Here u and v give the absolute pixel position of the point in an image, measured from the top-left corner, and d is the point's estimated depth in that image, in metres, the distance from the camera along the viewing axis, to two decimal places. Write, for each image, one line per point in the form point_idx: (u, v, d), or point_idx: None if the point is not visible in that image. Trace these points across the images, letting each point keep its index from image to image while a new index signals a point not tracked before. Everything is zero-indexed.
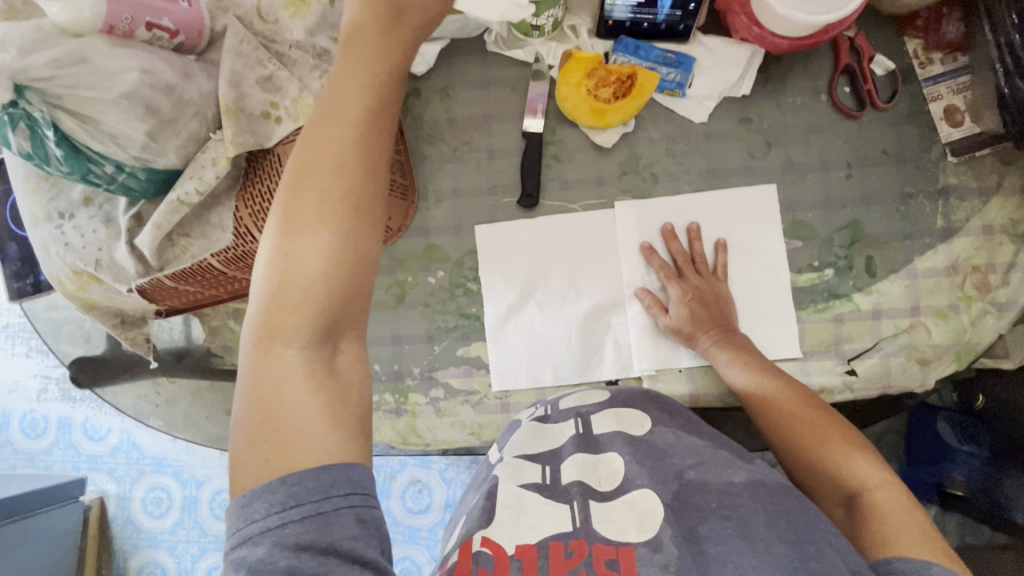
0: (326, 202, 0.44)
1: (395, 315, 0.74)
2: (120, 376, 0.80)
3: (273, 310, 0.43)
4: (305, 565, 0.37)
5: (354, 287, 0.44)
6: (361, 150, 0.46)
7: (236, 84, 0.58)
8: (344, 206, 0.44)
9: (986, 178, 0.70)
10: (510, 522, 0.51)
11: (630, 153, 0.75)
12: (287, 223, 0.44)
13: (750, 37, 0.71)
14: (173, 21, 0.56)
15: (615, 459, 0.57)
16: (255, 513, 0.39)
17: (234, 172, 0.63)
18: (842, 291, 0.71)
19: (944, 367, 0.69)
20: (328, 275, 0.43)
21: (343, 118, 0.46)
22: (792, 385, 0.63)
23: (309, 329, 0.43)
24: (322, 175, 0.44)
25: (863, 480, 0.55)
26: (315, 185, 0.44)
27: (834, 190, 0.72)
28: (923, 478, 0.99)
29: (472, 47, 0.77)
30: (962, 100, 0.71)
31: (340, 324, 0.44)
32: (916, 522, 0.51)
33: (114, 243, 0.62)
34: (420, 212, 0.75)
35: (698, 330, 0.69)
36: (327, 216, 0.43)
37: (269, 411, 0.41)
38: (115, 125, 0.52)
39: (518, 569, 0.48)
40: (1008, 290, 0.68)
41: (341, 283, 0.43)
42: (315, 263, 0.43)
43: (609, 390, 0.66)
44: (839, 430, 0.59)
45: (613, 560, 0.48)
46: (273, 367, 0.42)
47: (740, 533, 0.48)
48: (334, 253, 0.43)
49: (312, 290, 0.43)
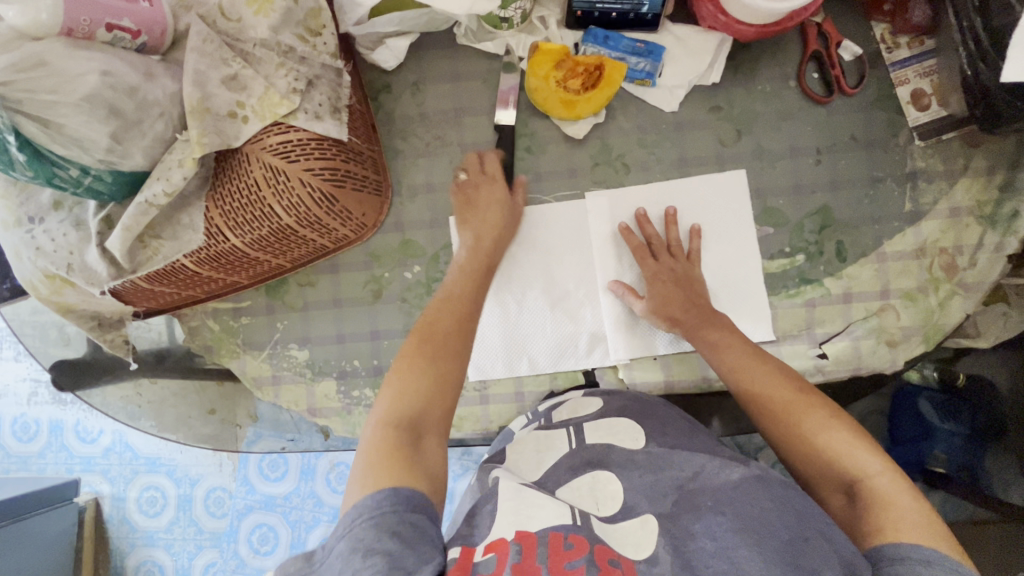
0: (448, 340, 0.59)
1: (373, 311, 0.76)
2: (101, 377, 0.80)
3: (396, 404, 0.54)
4: (356, 561, 0.43)
5: (446, 383, 0.57)
6: (474, 295, 0.64)
7: (200, 84, 0.58)
8: (452, 328, 0.60)
9: (953, 161, 0.71)
10: (510, 513, 0.50)
11: (602, 145, 0.75)
12: (415, 349, 0.58)
13: (716, 25, 0.71)
14: (134, 21, 0.55)
15: (614, 482, 0.56)
16: (338, 529, 0.46)
17: (203, 173, 0.63)
18: (813, 276, 0.72)
19: (913, 348, 0.70)
20: (434, 375, 0.57)
21: (460, 273, 0.67)
22: (780, 370, 0.62)
23: (410, 413, 0.54)
24: (445, 321, 0.61)
25: (864, 468, 0.53)
26: (435, 316, 0.61)
27: (804, 176, 0.73)
28: (906, 458, 0.98)
29: (442, 40, 0.77)
30: (928, 84, 0.72)
31: (431, 419, 0.55)
32: (920, 508, 0.49)
33: (85, 246, 0.62)
34: (394, 208, 0.76)
35: (674, 319, 0.69)
36: (446, 347, 0.59)
37: (371, 457, 0.50)
38: (77, 128, 0.52)
39: (518, 553, 0.45)
40: (974, 272, 0.69)
41: (437, 379, 0.56)
42: (427, 365, 0.57)
43: (600, 398, 0.67)
44: (833, 417, 0.57)
45: (615, 559, 0.45)
46: (386, 440, 0.51)
47: (736, 528, 0.46)
48: (441, 357, 0.58)
49: (422, 380, 0.56)
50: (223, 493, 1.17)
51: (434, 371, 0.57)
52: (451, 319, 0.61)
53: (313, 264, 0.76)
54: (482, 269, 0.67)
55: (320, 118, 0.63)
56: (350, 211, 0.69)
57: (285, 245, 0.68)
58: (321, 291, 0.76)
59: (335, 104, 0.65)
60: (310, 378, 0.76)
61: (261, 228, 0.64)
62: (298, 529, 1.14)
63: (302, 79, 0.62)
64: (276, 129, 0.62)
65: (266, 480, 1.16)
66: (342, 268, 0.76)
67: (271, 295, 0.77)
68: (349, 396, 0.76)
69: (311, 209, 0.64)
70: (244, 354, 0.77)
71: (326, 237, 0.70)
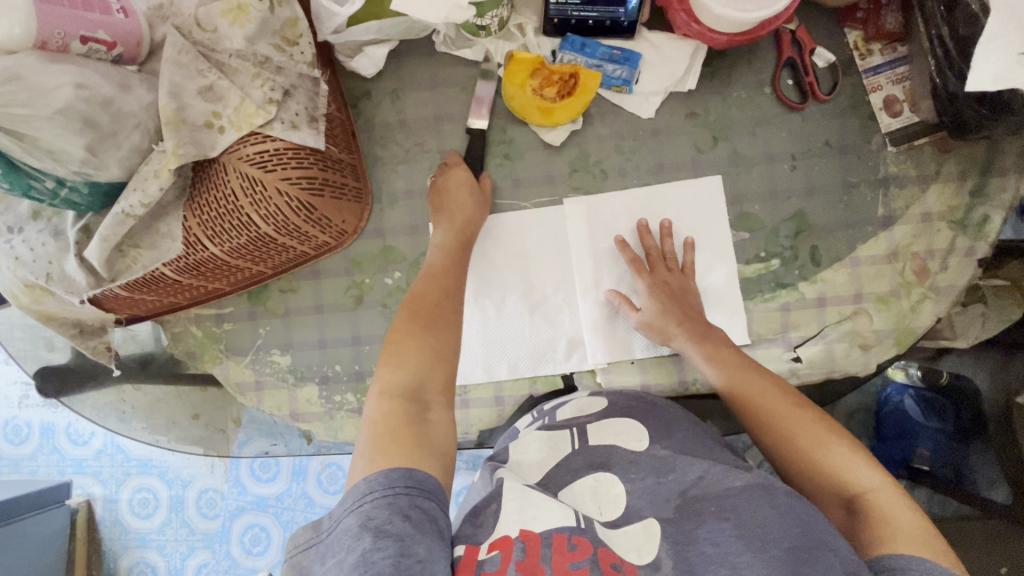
0: (437, 308, 0.61)
1: (355, 317, 0.77)
2: (85, 383, 0.81)
3: (397, 376, 0.55)
4: (367, 539, 0.43)
5: (443, 350, 0.58)
6: (457, 267, 0.67)
7: (176, 95, 0.58)
8: (439, 300, 0.62)
9: (925, 166, 0.72)
10: (515, 511, 0.50)
11: (579, 151, 0.76)
12: (408, 321, 0.59)
13: (690, 33, 0.72)
14: (109, 33, 0.55)
15: (616, 484, 0.56)
16: (347, 503, 0.46)
17: (180, 183, 0.64)
18: (788, 280, 0.73)
19: (886, 351, 0.71)
20: (430, 344, 0.58)
21: (441, 249, 0.69)
22: (777, 384, 0.62)
23: (411, 382, 0.55)
24: (435, 293, 0.63)
25: (862, 482, 0.54)
26: (420, 292, 0.63)
27: (779, 182, 0.74)
28: (891, 456, 0.99)
29: (421, 47, 0.77)
30: (900, 90, 0.73)
31: (432, 388, 0.56)
32: (918, 521, 0.50)
33: (64, 255, 0.63)
34: (375, 214, 0.76)
35: (669, 331, 0.69)
36: (438, 315, 0.60)
37: (376, 431, 0.51)
38: (51, 140, 0.52)
39: (522, 551, 0.46)
40: (946, 275, 0.70)
41: (433, 348, 0.58)
42: (423, 335, 0.58)
43: (606, 398, 0.67)
44: (832, 432, 0.57)
45: (618, 564, 0.46)
46: (392, 414, 0.52)
47: (738, 534, 0.46)
48: (435, 325, 0.59)
49: (419, 349, 0.57)
50: (214, 494, 1.18)
51: (430, 343, 0.58)
52: (437, 290, 0.63)
53: (295, 271, 0.76)
54: (462, 243, 0.70)
55: (297, 127, 0.64)
56: (330, 218, 0.69)
57: (265, 253, 0.69)
58: (302, 297, 0.77)
59: (312, 113, 0.66)
60: (292, 383, 0.77)
61: (240, 237, 0.65)
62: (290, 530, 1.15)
63: (278, 89, 0.63)
64: (253, 139, 0.62)
65: (258, 481, 1.16)
66: (323, 274, 0.77)
67: (253, 301, 0.78)
68: (332, 401, 0.76)
69: (289, 218, 0.65)
70: (227, 360, 0.78)
71: (306, 244, 0.71)
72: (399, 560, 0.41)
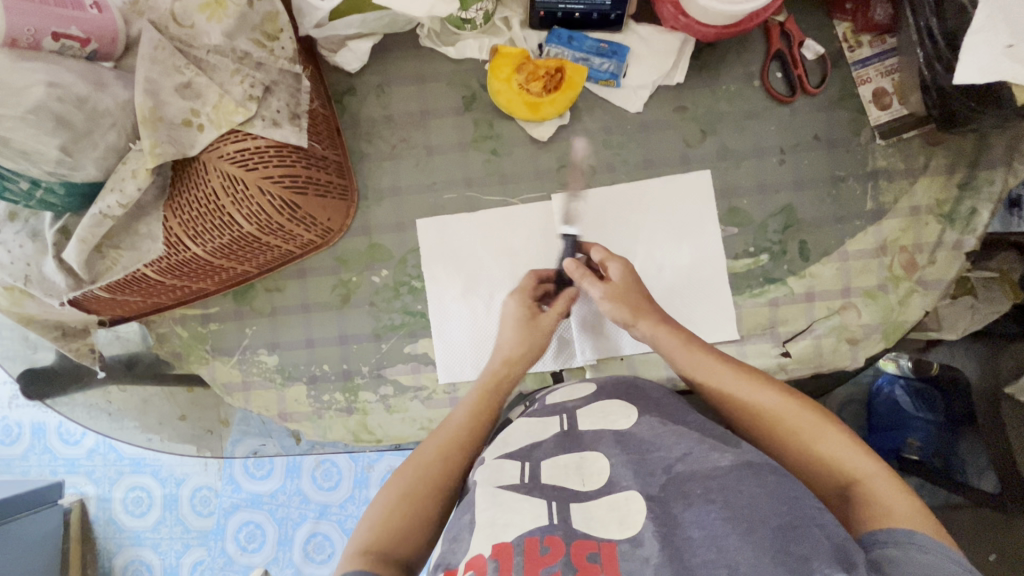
0: (453, 449, 0.60)
1: (341, 315, 0.76)
2: (71, 385, 0.80)
3: (375, 529, 0.54)
4: None
5: (438, 497, 0.57)
6: (494, 401, 0.65)
7: (152, 92, 0.57)
8: (461, 437, 0.61)
9: (914, 160, 0.71)
10: (487, 525, 0.49)
11: (568, 146, 0.75)
12: (403, 471, 0.59)
13: (678, 26, 0.71)
14: (82, 29, 0.54)
15: (600, 458, 0.54)
16: None
17: (160, 182, 0.63)
18: (777, 275, 0.73)
19: (875, 346, 0.71)
20: (429, 486, 0.57)
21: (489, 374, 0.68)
22: (759, 375, 0.61)
23: (396, 527, 0.54)
24: (435, 450, 0.60)
25: (859, 470, 0.53)
26: (450, 423, 0.63)
27: (768, 175, 0.74)
28: (882, 446, 0.97)
29: (407, 41, 0.76)
30: (889, 83, 0.72)
31: (409, 545, 0.54)
32: (914, 507, 0.48)
33: (43, 257, 0.62)
34: (361, 211, 0.75)
35: (640, 309, 0.67)
36: (449, 458, 0.60)
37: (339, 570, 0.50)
38: (24, 141, 0.51)
39: (495, 569, 0.45)
40: (934, 269, 0.70)
41: (431, 492, 0.57)
42: (426, 473, 0.58)
43: (594, 384, 0.66)
44: (827, 421, 0.56)
45: (595, 553, 0.46)
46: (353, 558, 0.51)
47: (725, 516, 0.46)
48: (441, 465, 0.59)
49: (417, 489, 0.57)
50: (207, 492, 1.17)
51: (410, 502, 0.56)
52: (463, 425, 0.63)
53: (280, 269, 0.75)
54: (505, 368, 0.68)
55: (278, 125, 0.63)
56: (315, 217, 0.69)
57: (249, 253, 0.68)
58: (289, 297, 0.76)
59: (294, 110, 0.65)
60: (279, 383, 0.76)
61: (222, 237, 0.64)
62: (285, 527, 1.15)
63: (258, 86, 0.61)
64: (233, 137, 0.61)
65: (252, 478, 1.16)
66: (308, 272, 0.76)
67: (238, 300, 0.77)
68: (320, 400, 0.76)
69: (272, 217, 0.64)
70: (213, 360, 0.77)
71: (291, 243, 0.70)
72: None
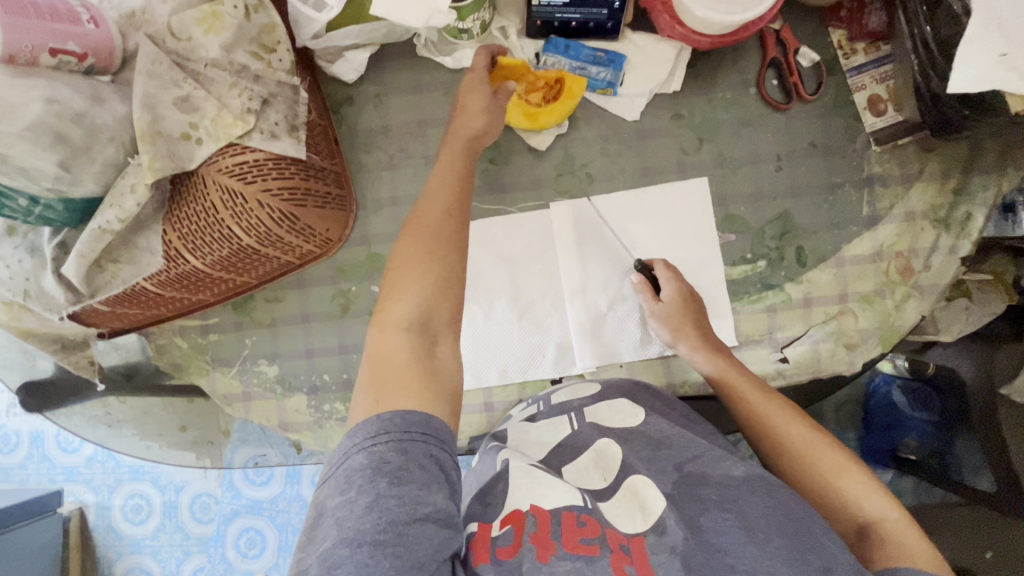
0: (453, 212, 0.57)
1: (341, 326, 0.76)
2: (70, 397, 0.80)
3: (399, 305, 0.51)
4: (381, 488, 0.41)
5: (449, 264, 0.54)
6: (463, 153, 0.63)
7: (150, 107, 0.57)
8: (455, 193, 0.58)
9: (909, 166, 0.72)
10: (524, 486, 0.50)
11: (565, 155, 0.76)
12: (412, 247, 0.54)
13: (674, 35, 0.72)
14: (80, 45, 0.54)
15: (612, 446, 0.57)
16: (374, 444, 0.44)
17: (158, 197, 0.63)
18: (775, 281, 0.73)
19: (872, 350, 0.71)
20: (438, 251, 0.54)
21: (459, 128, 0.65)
22: (793, 408, 0.62)
23: (419, 300, 0.51)
24: (437, 215, 0.56)
25: (878, 512, 0.54)
26: (433, 183, 0.59)
27: (765, 183, 0.74)
28: (880, 446, 1.03)
29: (404, 51, 0.76)
30: (884, 89, 0.73)
31: (438, 320, 0.52)
32: (933, 553, 0.49)
33: (42, 272, 0.63)
34: (360, 221, 0.76)
35: (682, 331, 0.68)
36: (450, 221, 0.56)
37: (381, 366, 0.49)
38: (22, 157, 0.51)
39: (535, 524, 0.47)
40: (930, 274, 0.70)
41: (442, 261, 0.53)
42: (431, 233, 0.54)
43: (600, 383, 0.64)
44: (852, 461, 0.57)
45: (625, 545, 0.46)
46: (396, 350, 0.50)
47: (741, 525, 0.47)
48: (443, 224, 0.55)
49: (429, 260, 0.53)
50: (207, 499, 1.17)
51: (422, 268, 0.53)
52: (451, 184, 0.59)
53: (279, 280, 0.75)
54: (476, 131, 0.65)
55: (277, 137, 0.63)
56: (313, 228, 0.69)
57: (249, 264, 0.68)
58: (289, 307, 0.76)
59: (292, 122, 0.65)
60: (280, 394, 0.76)
61: (222, 250, 0.64)
62: (285, 532, 1.15)
63: (256, 98, 0.61)
64: (232, 151, 0.61)
65: (252, 485, 1.16)
66: (308, 282, 0.76)
67: (238, 311, 0.77)
68: (321, 410, 0.76)
69: (273, 229, 0.64)
70: (213, 371, 0.77)
71: (291, 254, 0.70)
72: (412, 510, 0.41)
